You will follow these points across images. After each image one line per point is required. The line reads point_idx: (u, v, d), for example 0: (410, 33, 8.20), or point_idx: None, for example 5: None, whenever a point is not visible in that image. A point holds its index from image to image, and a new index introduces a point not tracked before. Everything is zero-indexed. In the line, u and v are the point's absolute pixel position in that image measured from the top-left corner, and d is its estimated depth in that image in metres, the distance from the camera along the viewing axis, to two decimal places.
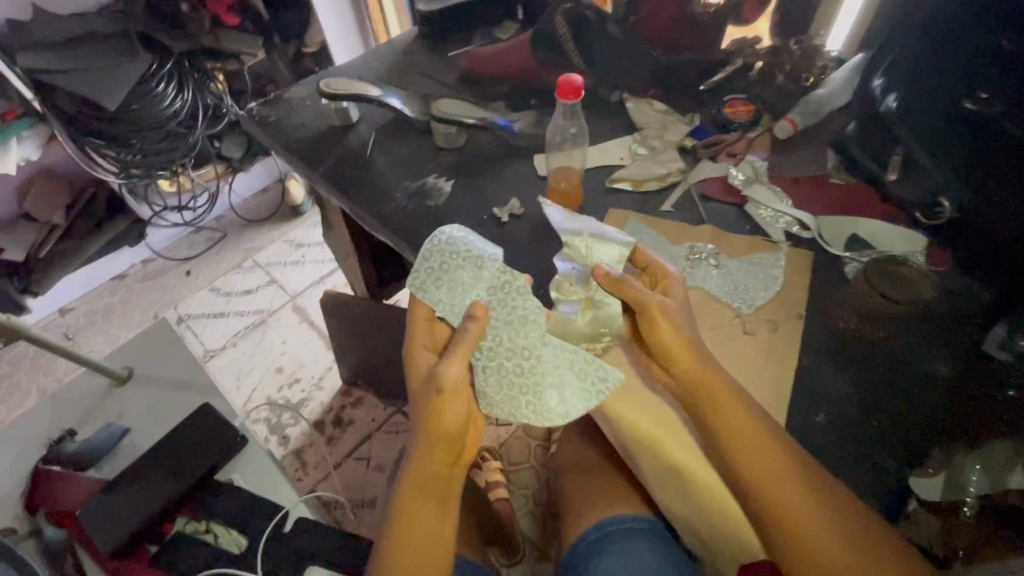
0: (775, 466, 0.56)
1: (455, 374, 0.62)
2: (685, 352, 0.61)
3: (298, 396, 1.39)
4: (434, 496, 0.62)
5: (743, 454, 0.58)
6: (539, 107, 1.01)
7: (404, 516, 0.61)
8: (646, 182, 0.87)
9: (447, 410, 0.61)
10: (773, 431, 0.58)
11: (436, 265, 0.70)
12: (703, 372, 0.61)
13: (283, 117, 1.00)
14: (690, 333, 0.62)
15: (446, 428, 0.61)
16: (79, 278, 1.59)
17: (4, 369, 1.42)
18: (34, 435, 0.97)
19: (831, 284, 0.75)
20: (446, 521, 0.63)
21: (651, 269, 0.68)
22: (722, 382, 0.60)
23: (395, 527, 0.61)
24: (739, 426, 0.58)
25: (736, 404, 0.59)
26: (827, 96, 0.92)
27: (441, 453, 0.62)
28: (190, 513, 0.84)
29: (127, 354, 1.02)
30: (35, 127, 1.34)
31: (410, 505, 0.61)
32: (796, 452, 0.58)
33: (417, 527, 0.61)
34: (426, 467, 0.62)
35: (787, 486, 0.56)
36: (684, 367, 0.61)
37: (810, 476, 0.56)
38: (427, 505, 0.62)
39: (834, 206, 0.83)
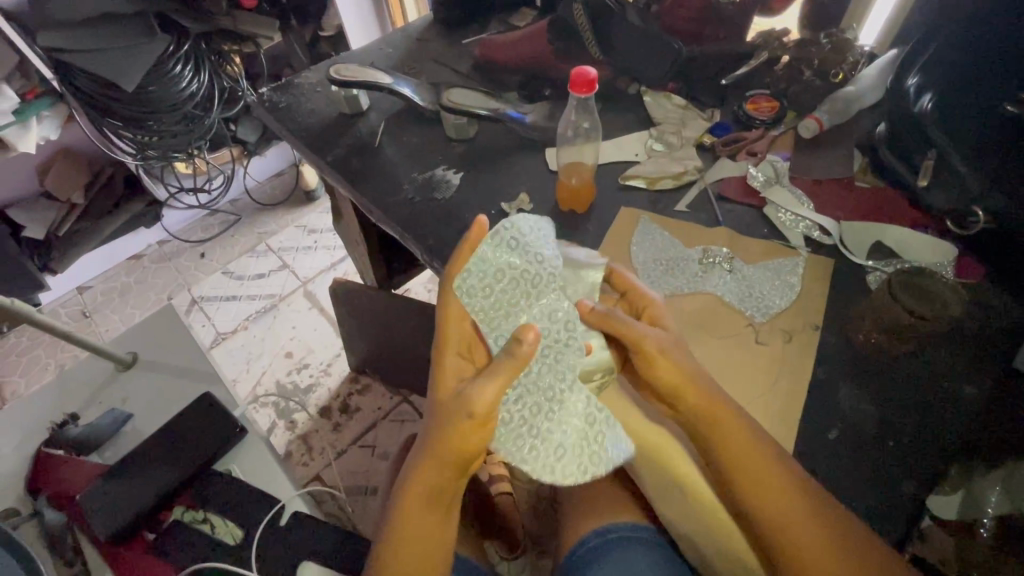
0: (781, 497, 0.54)
1: (488, 400, 0.55)
2: (687, 382, 0.58)
3: (307, 381, 1.40)
4: (438, 505, 0.59)
5: (747, 483, 0.55)
6: (553, 99, 0.97)
7: (404, 521, 0.59)
8: (661, 180, 0.84)
9: (472, 433, 0.55)
10: (781, 460, 0.56)
11: (495, 269, 0.62)
12: (707, 401, 0.58)
13: (294, 103, 0.98)
14: (689, 363, 0.59)
15: (467, 446, 0.56)
16: (96, 257, 1.60)
17: (23, 346, 1.44)
18: (29, 423, 0.82)
19: (850, 293, 0.72)
20: (446, 526, 0.61)
21: (632, 294, 0.64)
22: (729, 411, 0.58)
23: (393, 532, 0.59)
24: (739, 441, 0.56)
25: (742, 432, 0.57)
26: (856, 93, 0.88)
27: (457, 468, 0.58)
28: (190, 500, 0.75)
29: (132, 335, 0.88)
30: (56, 107, 1.34)
31: (414, 512, 0.59)
32: (805, 483, 0.55)
33: (411, 534, 0.59)
34: (435, 479, 0.58)
35: (794, 519, 0.53)
36: (686, 396, 0.58)
37: (819, 509, 0.53)
38: (431, 513, 0.59)
39: (859, 211, 0.79)
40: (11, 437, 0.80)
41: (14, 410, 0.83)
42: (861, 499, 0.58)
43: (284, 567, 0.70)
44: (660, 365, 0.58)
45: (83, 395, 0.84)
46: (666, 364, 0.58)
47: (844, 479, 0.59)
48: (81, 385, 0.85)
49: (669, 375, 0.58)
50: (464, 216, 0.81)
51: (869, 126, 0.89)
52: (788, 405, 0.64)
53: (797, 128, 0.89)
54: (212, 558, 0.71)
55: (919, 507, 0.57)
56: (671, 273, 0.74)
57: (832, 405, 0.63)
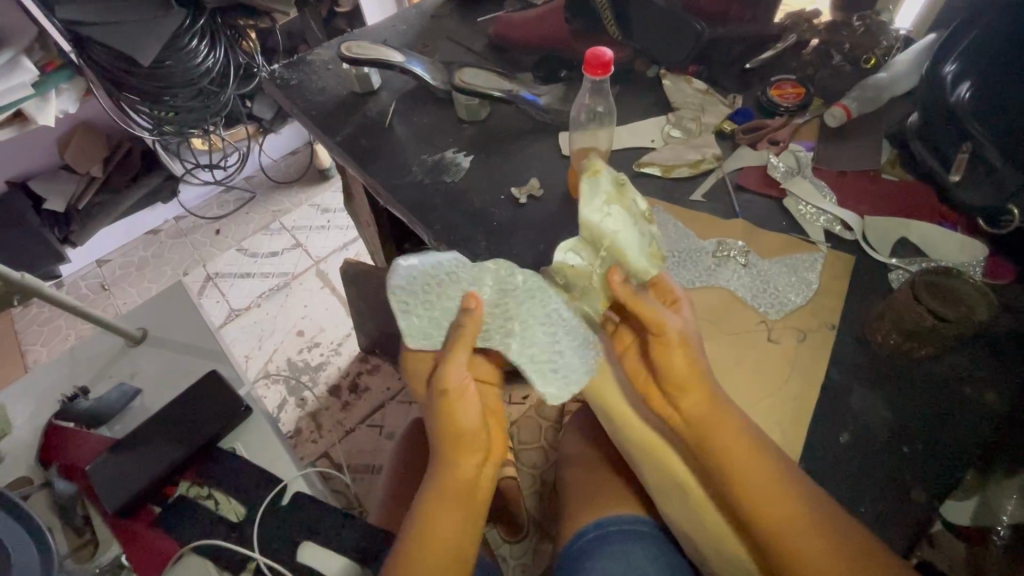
0: (783, 505, 0.53)
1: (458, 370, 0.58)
2: (695, 382, 0.56)
3: (317, 359, 1.41)
4: (460, 505, 0.57)
5: (745, 488, 0.54)
6: (569, 80, 0.94)
7: (424, 522, 0.56)
8: (677, 168, 0.81)
9: (457, 410, 0.57)
10: (781, 465, 0.55)
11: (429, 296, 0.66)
12: (708, 404, 0.56)
13: (305, 80, 0.96)
14: (701, 357, 0.57)
15: (462, 425, 0.57)
16: (115, 231, 1.62)
17: (45, 316, 1.47)
18: (42, 395, 0.83)
19: (871, 292, 0.69)
20: (468, 529, 0.57)
21: (661, 286, 0.61)
22: (728, 414, 0.56)
23: (412, 534, 0.56)
24: (734, 446, 0.55)
25: (740, 437, 0.55)
26: (888, 81, 0.84)
27: (471, 453, 0.58)
28: (196, 475, 0.76)
29: (141, 312, 0.90)
30: (74, 80, 1.33)
31: (434, 512, 0.56)
32: (806, 489, 0.54)
33: (440, 544, 0.55)
34: (451, 475, 0.57)
35: (794, 525, 0.52)
36: (689, 398, 0.56)
37: (823, 517, 0.52)
38: (461, 513, 0.57)
39: (884, 206, 0.76)
40: (26, 407, 0.82)
41: (27, 380, 0.84)
42: (869, 505, 0.56)
43: (286, 547, 0.71)
44: (675, 357, 0.56)
45: (93, 368, 0.86)
46: (678, 358, 0.56)
47: (852, 485, 0.57)
48: (92, 358, 0.87)
49: (682, 372, 0.55)
50: (473, 201, 0.79)
51: (901, 116, 0.84)
52: (798, 406, 0.62)
53: (823, 116, 0.85)
54: (215, 534, 0.72)
55: (929, 518, 0.55)
56: (683, 265, 0.72)
57: (845, 408, 0.61)
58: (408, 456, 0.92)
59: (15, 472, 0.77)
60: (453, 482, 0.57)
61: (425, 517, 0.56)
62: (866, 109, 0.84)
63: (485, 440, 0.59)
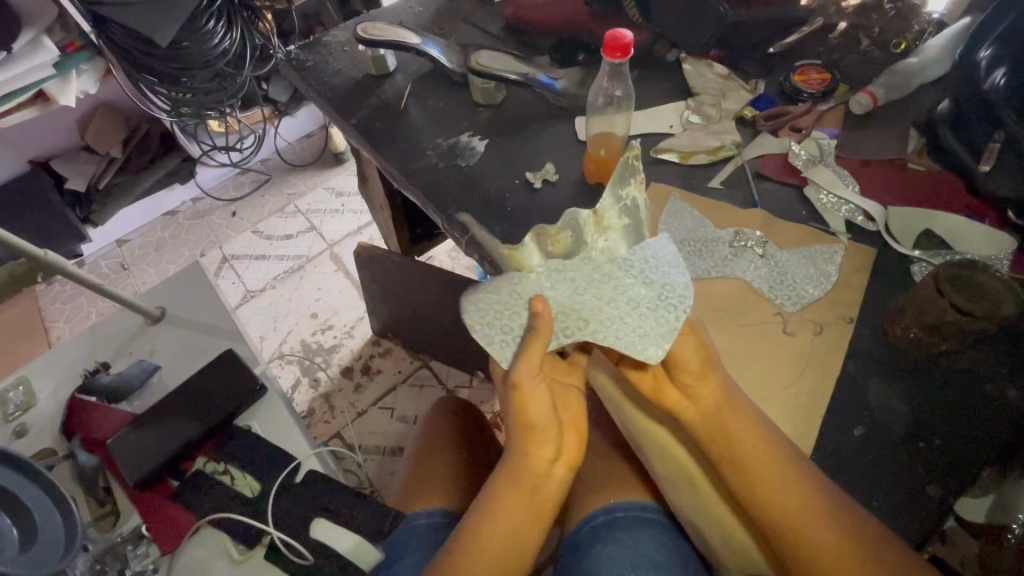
0: (793, 500, 0.53)
1: (531, 366, 0.56)
2: (709, 372, 0.56)
3: (331, 341, 1.42)
4: (527, 493, 0.58)
5: (759, 479, 0.54)
6: (586, 64, 0.93)
7: (492, 510, 0.58)
8: (695, 154, 0.79)
9: (528, 402, 0.56)
10: (795, 458, 0.54)
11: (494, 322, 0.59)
12: (722, 396, 0.56)
13: (320, 62, 0.96)
14: (712, 347, 0.57)
15: (527, 417, 0.57)
16: (135, 211, 1.64)
17: (67, 293, 1.51)
18: (65, 370, 0.85)
19: (891, 286, 0.67)
20: (537, 518, 0.58)
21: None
22: (742, 406, 0.56)
23: (475, 522, 0.58)
24: (746, 438, 0.54)
25: (753, 430, 0.55)
26: (917, 67, 0.82)
27: (544, 444, 0.58)
28: (212, 451, 0.77)
29: (160, 290, 0.91)
30: (93, 61, 1.35)
31: (505, 499, 0.58)
32: (819, 485, 0.53)
33: (497, 528, 0.58)
34: (519, 462, 0.58)
35: (803, 520, 0.52)
36: (704, 388, 0.56)
37: (835, 513, 0.52)
38: (523, 501, 0.58)
39: (909, 196, 0.74)
40: (49, 381, 0.84)
41: (51, 355, 0.86)
42: (881, 499, 0.56)
43: (299, 523, 0.72)
44: (684, 344, 0.56)
45: (114, 345, 0.88)
46: (688, 347, 0.56)
47: (865, 478, 0.57)
48: (112, 336, 0.89)
49: (690, 358, 0.55)
50: (488, 186, 0.79)
51: (930, 103, 0.82)
52: (811, 402, 0.61)
53: (849, 103, 0.83)
54: (230, 509, 0.73)
55: (943, 514, 0.55)
56: (699, 255, 0.71)
57: (860, 401, 0.60)
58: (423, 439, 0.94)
59: (41, 444, 0.79)
60: (519, 470, 0.58)
61: (484, 509, 0.59)
62: (892, 96, 0.82)
63: (557, 436, 0.58)
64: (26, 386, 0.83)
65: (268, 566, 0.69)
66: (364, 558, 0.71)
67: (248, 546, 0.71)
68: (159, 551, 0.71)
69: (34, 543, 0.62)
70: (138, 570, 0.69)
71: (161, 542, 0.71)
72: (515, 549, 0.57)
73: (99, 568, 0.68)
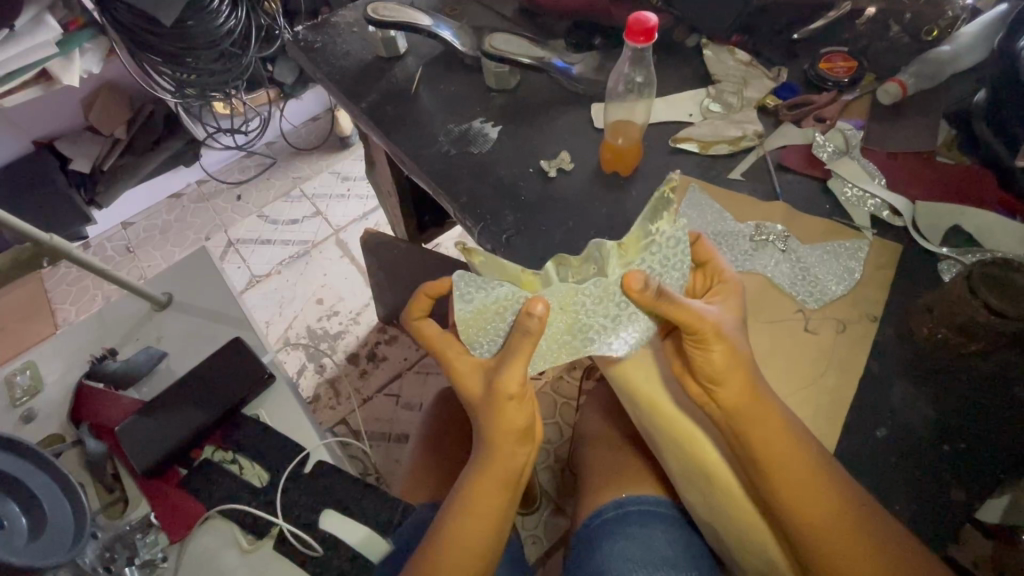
0: (821, 506, 0.51)
1: (517, 377, 0.55)
2: (735, 376, 0.53)
3: (337, 327, 1.41)
4: (507, 490, 0.60)
5: (781, 480, 0.53)
6: (603, 48, 0.90)
7: (471, 509, 0.58)
8: (715, 145, 0.77)
9: (513, 412, 0.57)
10: (826, 464, 0.53)
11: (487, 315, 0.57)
12: (752, 398, 0.53)
13: (329, 43, 0.93)
14: (744, 348, 0.54)
15: (514, 422, 0.57)
16: (140, 193, 1.62)
17: (73, 276, 1.50)
18: (72, 354, 0.85)
19: (917, 283, 0.66)
20: (512, 506, 0.61)
21: (710, 266, 0.59)
22: (772, 406, 0.54)
23: (460, 516, 0.58)
24: (771, 438, 0.53)
25: (781, 433, 0.53)
26: (951, 55, 0.79)
27: (521, 444, 0.59)
28: (220, 441, 0.78)
29: (167, 276, 0.90)
30: (97, 40, 1.32)
31: (482, 497, 0.58)
32: (847, 492, 0.52)
33: (478, 521, 0.58)
34: (499, 460, 0.59)
35: (829, 525, 0.51)
36: (732, 392, 0.53)
37: (858, 520, 0.51)
38: (504, 496, 0.59)
39: (937, 190, 0.72)
40: (56, 365, 0.84)
41: (57, 340, 0.86)
42: (904, 498, 0.55)
43: (308, 515, 0.72)
44: (716, 350, 0.52)
45: (120, 331, 0.87)
46: (722, 350, 0.52)
47: (888, 482, 0.55)
48: (118, 322, 0.88)
49: (723, 363, 0.52)
50: (501, 174, 0.77)
51: (960, 94, 0.79)
52: (834, 402, 0.59)
53: (875, 92, 0.80)
54: (239, 498, 0.73)
55: (967, 517, 0.54)
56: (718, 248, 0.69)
57: (884, 402, 0.59)
58: (430, 428, 0.93)
59: (47, 430, 0.79)
60: (496, 470, 0.59)
61: (461, 505, 0.59)
62: (922, 86, 0.79)
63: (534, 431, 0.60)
64: (32, 370, 0.82)
65: (277, 557, 0.69)
66: (371, 549, 0.70)
67: (257, 535, 0.70)
68: (168, 540, 0.70)
69: (43, 532, 0.62)
70: (146, 559, 0.68)
71: (170, 530, 0.70)
72: (493, 541, 0.59)
73: (109, 556, 0.67)
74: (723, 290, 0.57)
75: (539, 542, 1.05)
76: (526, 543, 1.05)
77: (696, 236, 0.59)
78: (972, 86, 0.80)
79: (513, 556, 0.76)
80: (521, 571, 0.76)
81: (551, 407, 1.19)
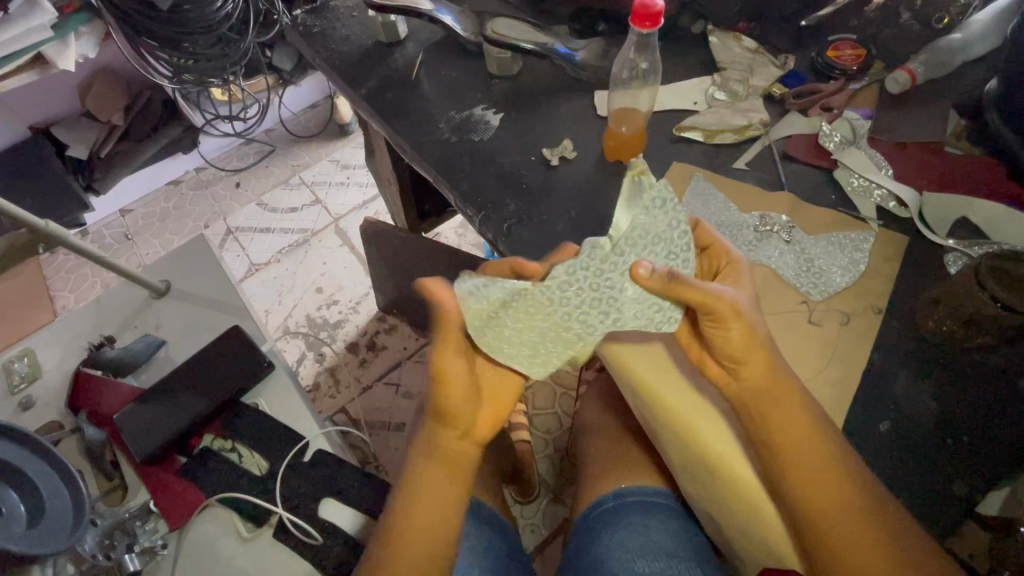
0: (834, 486, 0.52)
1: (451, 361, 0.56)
2: (756, 353, 0.53)
3: (336, 316, 1.41)
4: (443, 468, 0.59)
5: (793, 462, 0.53)
6: (608, 34, 0.88)
7: (422, 487, 0.59)
8: (720, 133, 0.76)
9: (445, 386, 0.57)
10: (840, 449, 0.53)
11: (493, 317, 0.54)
12: (771, 373, 0.54)
13: (328, 28, 0.92)
14: (762, 327, 0.53)
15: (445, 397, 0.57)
16: (138, 180, 1.61)
17: (72, 263, 1.49)
18: (69, 342, 0.84)
19: (923, 275, 0.65)
20: (456, 490, 0.60)
21: (714, 248, 0.57)
22: (791, 390, 0.54)
23: (417, 497, 0.58)
24: (788, 415, 0.53)
25: (800, 411, 0.54)
26: (961, 44, 0.77)
27: (452, 425, 0.59)
28: (219, 429, 0.77)
29: (164, 264, 0.89)
30: (93, 23, 1.30)
31: (423, 473, 0.59)
32: (860, 475, 0.53)
33: (441, 504, 0.58)
34: (428, 435, 0.60)
35: (841, 508, 0.52)
36: (754, 370, 0.54)
37: (867, 507, 0.51)
38: (450, 481, 0.59)
39: (945, 181, 0.71)
40: (54, 352, 0.83)
41: (56, 327, 0.85)
42: (905, 489, 0.55)
43: (308, 504, 0.72)
44: (734, 328, 0.52)
45: (119, 319, 0.86)
46: (742, 328, 0.52)
47: (893, 471, 0.55)
48: (116, 310, 0.87)
49: (742, 341, 0.52)
50: (503, 162, 0.76)
51: (970, 83, 0.78)
52: (839, 394, 0.59)
53: (884, 81, 0.79)
54: (238, 487, 0.73)
55: (969, 509, 0.54)
56: (723, 238, 0.68)
57: (887, 394, 0.59)
58: None
59: (46, 418, 0.78)
60: (429, 449, 0.60)
61: (416, 484, 0.59)
62: (932, 74, 0.78)
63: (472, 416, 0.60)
64: (31, 357, 0.82)
65: (277, 546, 0.69)
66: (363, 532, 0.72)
67: (257, 524, 0.70)
68: (168, 528, 0.70)
69: (42, 518, 0.62)
70: (146, 546, 0.68)
71: (171, 518, 0.70)
72: (440, 525, 0.58)
73: (108, 543, 0.67)
74: (731, 272, 0.55)
75: (537, 530, 1.06)
76: (525, 531, 1.06)
77: (695, 221, 0.58)
78: (983, 76, 0.79)
79: (512, 547, 0.76)
80: (521, 560, 0.76)
81: (551, 397, 1.19)
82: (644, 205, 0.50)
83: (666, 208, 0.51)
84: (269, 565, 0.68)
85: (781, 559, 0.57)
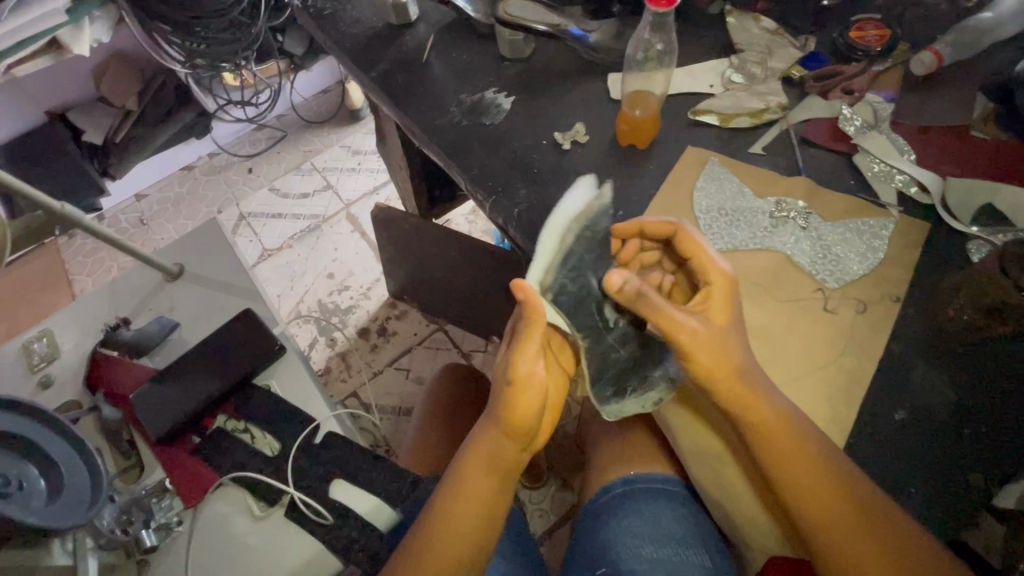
0: (814, 486, 0.51)
1: (533, 365, 0.51)
2: (725, 374, 0.52)
3: (347, 302, 1.42)
4: (497, 476, 0.57)
5: (771, 460, 0.53)
6: (622, 15, 0.86)
7: (464, 493, 0.57)
8: (735, 118, 0.74)
9: (522, 403, 0.52)
10: (824, 449, 0.52)
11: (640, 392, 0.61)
12: (742, 381, 0.52)
13: (339, 10, 0.91)
14: (731, 348, 0.52)
15: (515, 413, 0.53)
16: (152, 165, 1.62)
17: (89, 247, 1.51)
18: (86, 323, 0.85)
19: (945, 263, 0.63)
20: (503, 496, 0.58)
21: (698, 261, 0.54)
22: (764, 399, 0.53)
23: (456, 503, 0.57)
24: (761, 415, 0.52)
25: (774, 413, 0.53)
26: (990, 23, 0.75)
27: (509, 437, 0.55)
28: (232, 410, 0.79)
29: (177, 247, 0.90)
30: (105, 8, 1.31)
31: (473, 479, 0.57)
32: (851, 476, 0.52)
33: (486, 512, 0.57)
34: (483, 442, 0.56)
35: (827, 508, 0.51)
36: (724, 383, 0.52)
37: (854, 501, 0.51)
38: (495, 486, 0.57)
39: (969, 166, 0.69)
40: (72, 333, 0.84)
41: (73, 308, 0.86)
42: (918, 484, 0.54)
43: (319, 484, 0.73)
44: (700, 355, 0.51)
45: (134, 301, 0.87)
46: (706, 353, 0.51)
47: (901, 465, 0.54)
48: (131, 292, 0.88)
49: (711, 362, 0.51)
50: (513, 146, 0.75)
51: (998, 64, 0.75)
52: (851, 381, 0.58)
53: (908, 63, 0.76)
54: (251, 467, 0.74)
55: (983, 505, 0.53)
56: (735, 225, 0.67)
57: (902, 384, 0.58)
58: (440, 401, 0.97)
59: (65, 396, 0.80)
60: (482, 451, 0.57)
61: (457, 501, 0.57)
62: (958, 56, 0.75)
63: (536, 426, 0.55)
64: (49, 338, 0.83)
65: (290, 524, 0.70)
66: (379, 520, 0.72)
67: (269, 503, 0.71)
68: (183, 505, 0.71)
69: (60, 495, 0.63)
70: (162, 523, 0.69)
71: (185, 496, 0.72)
72: (478, 538, 0.57)
73: (125, 518, 0.68)
74: (707, 291, 0.53)
75: (545, 515, 1.07)
76: (533, 517, 1.07)
77: (678, 227, 0.55)
78: (1011, 57, 0.76)
79: (519, 530, 0.77)
80: (529, 545, 0.76)
81: None
82: (569, 227, 0.54)
83: (584, 224, 0.55)
84: (282, 542, 0.69)
85: (767, 534, 0.59)
